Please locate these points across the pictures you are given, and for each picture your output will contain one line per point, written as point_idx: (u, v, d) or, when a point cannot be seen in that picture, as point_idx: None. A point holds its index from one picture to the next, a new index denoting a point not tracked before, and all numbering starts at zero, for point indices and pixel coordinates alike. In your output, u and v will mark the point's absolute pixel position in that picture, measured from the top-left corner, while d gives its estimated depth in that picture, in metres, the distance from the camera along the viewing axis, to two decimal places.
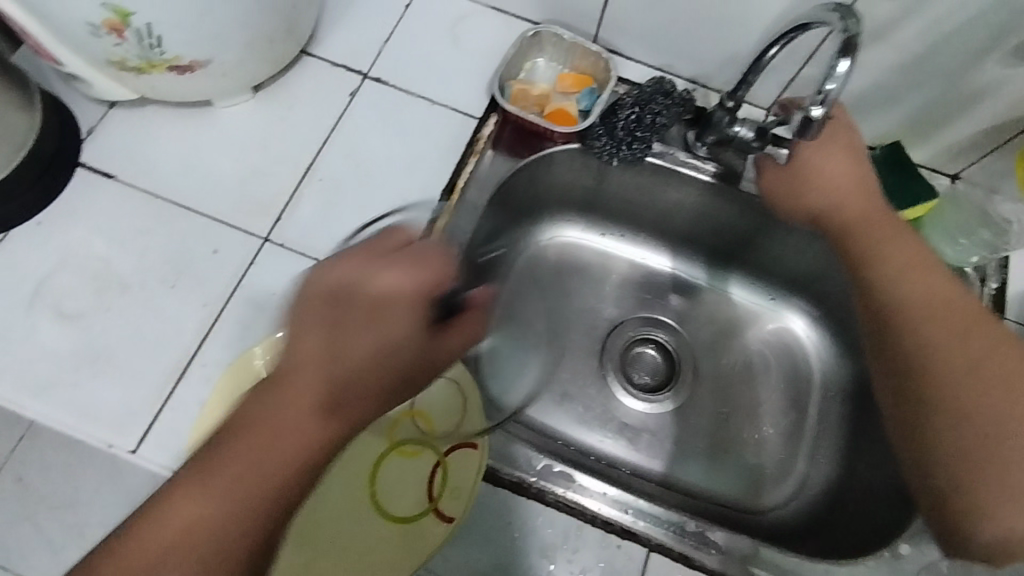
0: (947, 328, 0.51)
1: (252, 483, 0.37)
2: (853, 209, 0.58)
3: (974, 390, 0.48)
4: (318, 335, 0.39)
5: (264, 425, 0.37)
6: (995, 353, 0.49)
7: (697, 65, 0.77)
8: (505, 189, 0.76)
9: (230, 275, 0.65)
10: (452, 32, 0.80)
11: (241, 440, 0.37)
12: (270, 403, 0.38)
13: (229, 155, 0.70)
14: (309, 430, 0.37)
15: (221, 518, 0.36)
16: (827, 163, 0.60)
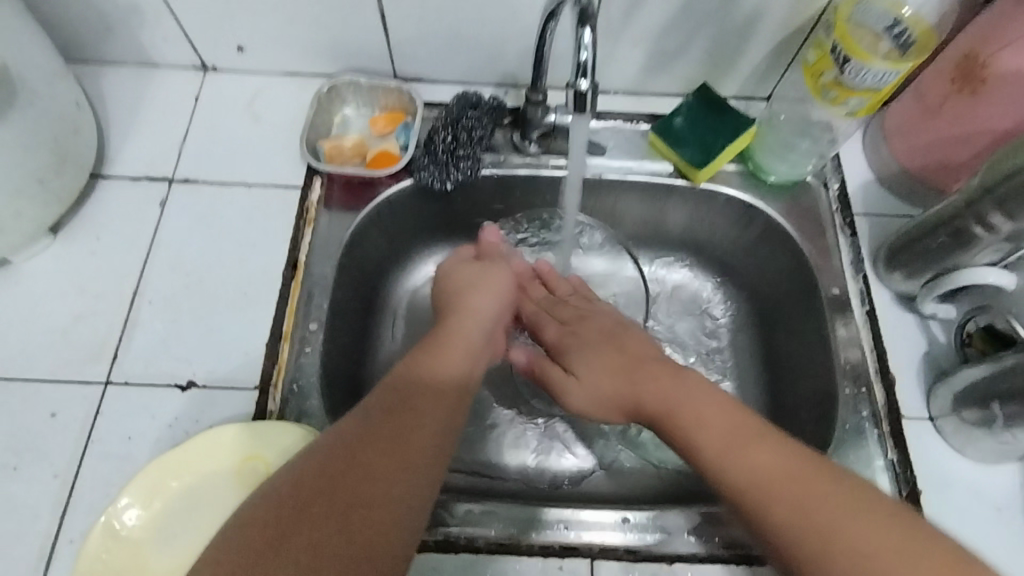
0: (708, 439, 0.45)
1: (290, 497, 0.40)
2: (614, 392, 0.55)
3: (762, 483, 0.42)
4: (399, 393, 0.48)
5: (349, 452, 0.43)
6: (767, 461, 0.42)
7: (497, 69, 0.77)
8: (353, 246, 0.73)
9: (76, 433, 0.60)
10: (251, 109, 0.77)
11: (321, 457, 0.43)
12: (366, 434, 0.44)
13: (45, 307, 0.66)
14: (374, 468, 0.42)
15: (261, 525, 0.38)
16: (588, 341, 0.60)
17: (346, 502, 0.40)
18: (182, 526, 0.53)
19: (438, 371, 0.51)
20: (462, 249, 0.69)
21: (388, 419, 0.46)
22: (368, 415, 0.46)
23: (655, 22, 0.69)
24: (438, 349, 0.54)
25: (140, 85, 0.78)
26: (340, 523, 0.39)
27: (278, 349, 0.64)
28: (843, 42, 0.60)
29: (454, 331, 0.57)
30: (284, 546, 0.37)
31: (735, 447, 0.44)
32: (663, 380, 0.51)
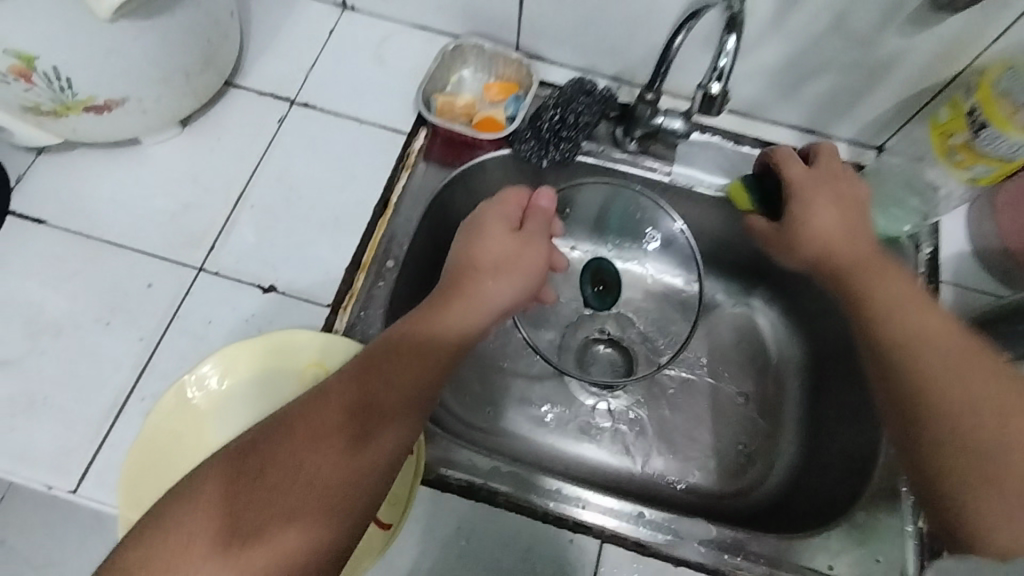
0: (927, 355, 0.55)
1: (300, 466, 0.46)
2: (850, 252, 0.63)
3: (953, 399, 0.53)
4: (387, 369, 0.51)
5: (351, 426, 0.48)
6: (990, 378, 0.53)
7: (616, 63, 0.79)
8: (440, 201, 0.76)
9: (164, 307, 0.65)
10: (378, 52, 0.81)
11: (323, 422, 0.48)
12: (366, 414, 0.49)
13: (161, 190, 0.72)
14: (375, 456, 0.48)
15: (280, 497, 0.45)
16: (825, 221, 0.64)
17: (343, 481, 0.47)
18: (241, 408, 0.58)
19: (434, 338, 0.54)
20: (508, 195, 0.63)
21: (381, 414, 0.49)
22: (363, 389, 0.50)
23: (787, 48, 0.69)
24: (447, 306, 0.56)
25: (285, 9, 0.83)
26: (322, 489, 0.46)
27: (355, 275, 0.69)
28: (984, 107, 0.58)
29: (468, 299, 0.57)
30: (286, 508, 0.45)
31: (967, 370, 0.54)
32: (887, 281, 0.60)
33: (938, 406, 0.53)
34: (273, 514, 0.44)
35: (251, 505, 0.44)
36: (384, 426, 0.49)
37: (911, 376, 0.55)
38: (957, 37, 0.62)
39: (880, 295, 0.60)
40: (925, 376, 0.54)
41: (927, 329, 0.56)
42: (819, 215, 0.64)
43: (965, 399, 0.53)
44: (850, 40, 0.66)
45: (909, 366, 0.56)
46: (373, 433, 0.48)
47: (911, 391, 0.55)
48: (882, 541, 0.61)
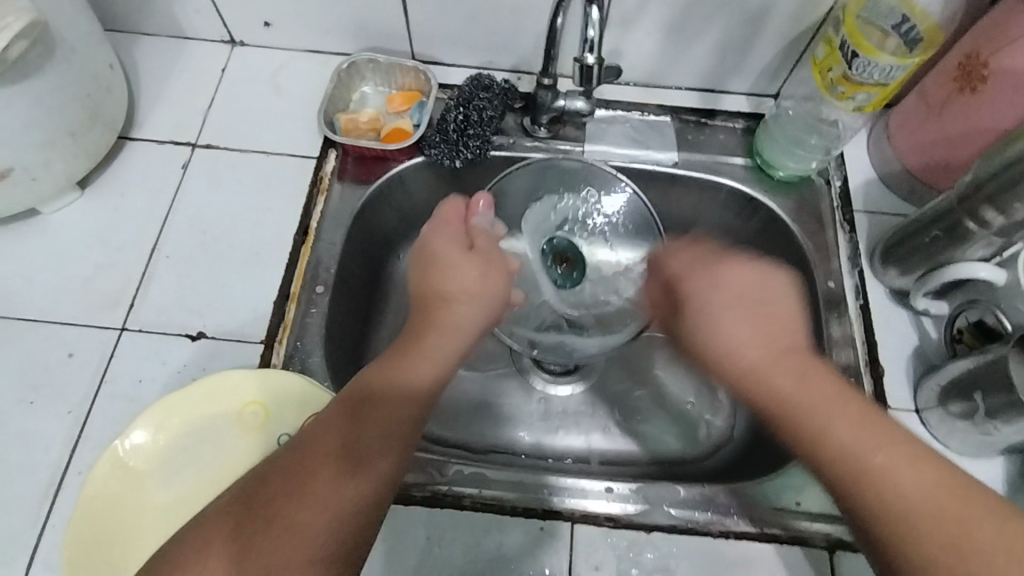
0: (886, 450, 0.40)
1: (303, 507, 0.41)
2: (765, 356, 0.47)
3: (933, 526, 0.36)
4: (373, 393, 0.48)
5: (355, 447, 0.45)
6: (933, 480, 0.38)
7: (512, 55, 0.80)
8: (362, 217, 0.75)
9: (90, 374, 0.63)
10: (274, 83, 0.80)
11: (318, 454, 0.44)
12: (361, 433, 0.45)
13: (68, 256, 0.69)
14: (372, 481, 0.44)
15: (282, 546, 0.39)
16: (739, 285, 0.51)
17: (348, 509, 0.42)
18: (182, 461, 0.56)
19: (400, 379, 0.50)
20: (451, 203, 0.65)
21: (376, 434, 0.46)
22: (352, 412, 0.47)
23: (667, 13, 0.71)
24: (421, 340, 0.55)
25: (173, 55, 0.81)
26: (320, 526, 0.41)
27: (286, 307, 0.67)
28: (853, 39, 0.60)
29: (421, 340, 0.54)
30: (282, 552, 0.39)
31: (909, 469, 0.38)
32: (780, 366, 0.46)
33: (851, 460, 0.40)
34: (266, 563, 0.39)
35: (257, 556, 0.39)
36: (379, 453, 0.45)
37: (793, 430, 0.43)
38: None
39: (773, 368, 0.46)
40: (817, 435, 0.42)
41: (808, 382, 0.44)
42: (721, 305, 0.50)
43: (866, 455, 0.40)
44: None
45: (855, 470, 0.40)
46: (367, 459, 0.44)
47: (868, 507, 0.38)
48: None
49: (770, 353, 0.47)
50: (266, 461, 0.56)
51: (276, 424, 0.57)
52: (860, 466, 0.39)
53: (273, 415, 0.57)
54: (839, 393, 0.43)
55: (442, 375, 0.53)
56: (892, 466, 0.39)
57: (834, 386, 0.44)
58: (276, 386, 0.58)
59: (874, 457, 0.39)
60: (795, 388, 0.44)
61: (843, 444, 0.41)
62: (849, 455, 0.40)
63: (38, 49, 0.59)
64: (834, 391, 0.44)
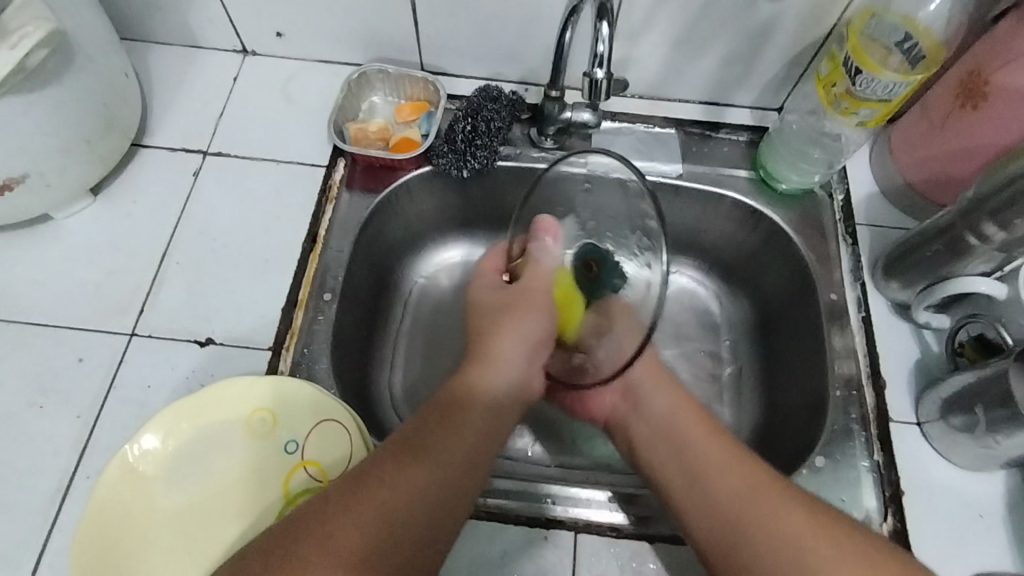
0: (805, 543, 0.46)
1: (365, 504, 0.44)
2: (701, 477, 0.54)
3: None
4: (445, 408, 0.54)
5: (422, 450, 0.49)
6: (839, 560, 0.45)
7: (519, 67, 0.81)
8: (371, 225, 0.76)
9: (100, 377, 0.64)
10: (285, 92, 0.82)
11: (391, 455, 0.48)
12: (430, 441, 0.50)
13: (80, 261, 0.70)
14: (423, 497, 0.47)
15: (345, 535, 0.42)
16: (660, 403, 0.61)
17: (405, 513, 0.45)
18: (191, 465, 0.56)
19: (474, 394, 0.56)
20: (495, 254, 0.68)
21: (443, 436, 0.51)
22: (425, 419, 0.52)
23: (674, 28, 0.72)
24: (478, 368, 0.59)
25: (185, 63, 0.83)
26: (366, 540, 0.42)
27: (293, 314, 0.68)
28: (857, 54, 0.61)
29: (492, 353, 0.60)
30: (343, 539, 0.42)
31: (816, 547, 0.46)
32: (697, 449, 0.56)
33: (758, 531, 0.48)
34: (316, 555, 0.40)
35: (314, 542, 0.41)
36: (440, 458, 0.49)
37: (707, 501, 0.52)
38: None
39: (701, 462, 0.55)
40: (733, 517, 0.50)
41: (714, 464, 0.54)
42: (653, 398, 0.62)
43: (770, 527, 0.48)
44: (728, 12, 0.70)
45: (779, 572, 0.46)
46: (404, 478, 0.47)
47: None
48: (843, 480, 0.63)
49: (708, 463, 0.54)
50: (274, 467, 0.57)
51: (283, 431, 0.58)
52: (762, 535, 0.48)
53: (281, 423, 0.58)
54: (743, 465, 0.53)
55: (502, 422, 0.58)
56: (788, 530, 0.47)
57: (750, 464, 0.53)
58: (285, 393, 0.58)
59: (802, 546, 0.46)
60: (716, 461, 0.54)
61: (761, 516, 0.49)
62: (766, 552, 0.47)
63: (56, 58, 0.60)
64: (740, 462, 0.53)
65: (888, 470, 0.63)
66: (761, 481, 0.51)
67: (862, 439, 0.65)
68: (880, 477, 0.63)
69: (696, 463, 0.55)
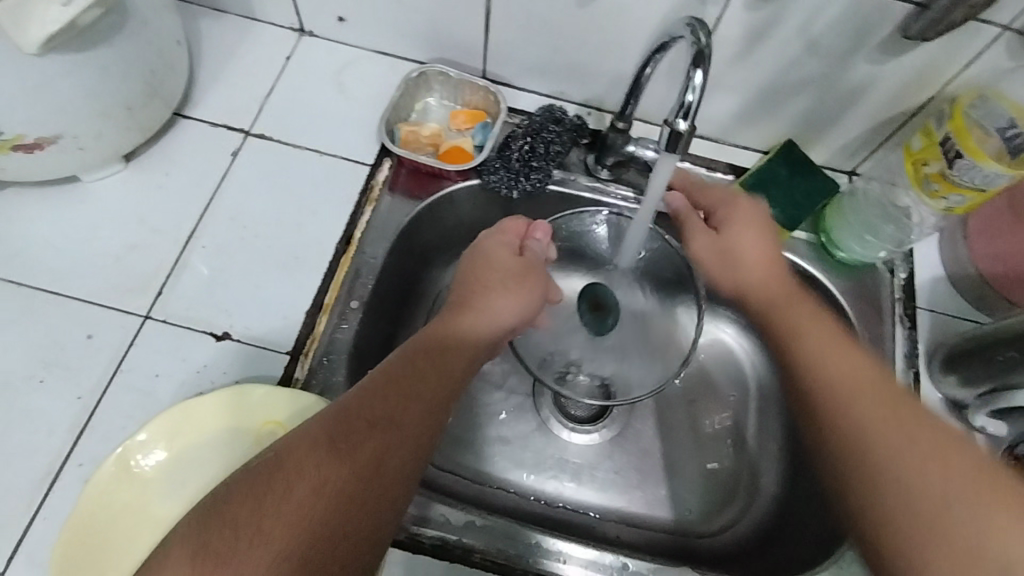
0: (896, 448, 0.41)
1: (316, 475, 0.42)
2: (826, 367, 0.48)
3: (957, 489, 0.37)
4: (403, 367, 0.50)
5: (377, 409, 0.46)
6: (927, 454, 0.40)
7: (585, 89, 0.77)
8: (408, 232, 0.73)
9: (106, 359, 0.60)
10: (339, 80, 0.78)
11: (340, 416, 0.45)
12: (389, 396, 0.47)
13: (101, 231, 0.66)
14: (375, 458, 0.44)
15: (298, 499, 0.40)
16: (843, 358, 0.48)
17: (357, 468, 0.43)
18: (191, 473, 0.53)
19: (441, 356, 0.52)
20: (511, 220, 0.65)
21: (398, 397, 0.47)
22: (387, 378, 0.48)
23: (759, 75, 0.68)
24: (453, 319, 0.56)
25: (239, 34, 0.79)
26: (308, 498, 0.41)
27: (316, 319, 0.64)
28: (961, 138, 0.57)
29: (476, 308, 0.57)
30: (288, 503, 0.40)
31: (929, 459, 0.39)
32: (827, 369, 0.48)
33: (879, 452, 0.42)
34: (259, 524, 0.39)
35: (266, 503, 0.40)
36: (396, 422, 0.46)
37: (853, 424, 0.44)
38: (925, 65, 0.62)
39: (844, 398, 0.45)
40: (852, 442, 0.43)
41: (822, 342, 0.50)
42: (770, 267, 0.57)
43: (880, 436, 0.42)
44: (821, 69, 0.65)
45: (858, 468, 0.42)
46: (345, 438, 0.44)
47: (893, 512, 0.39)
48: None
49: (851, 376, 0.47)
50: None
51: None
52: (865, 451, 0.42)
53: None
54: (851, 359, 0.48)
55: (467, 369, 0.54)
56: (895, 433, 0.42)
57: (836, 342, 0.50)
58: (298, 408, 0.54)
59: (886, 457, 0.41)
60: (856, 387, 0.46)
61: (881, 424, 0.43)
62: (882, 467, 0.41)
63: (109, 19, 0.56)
64: (874, 389, 0.45)
65: None
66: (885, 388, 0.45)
67: None
68: None
69: (814, 376, 0.48)
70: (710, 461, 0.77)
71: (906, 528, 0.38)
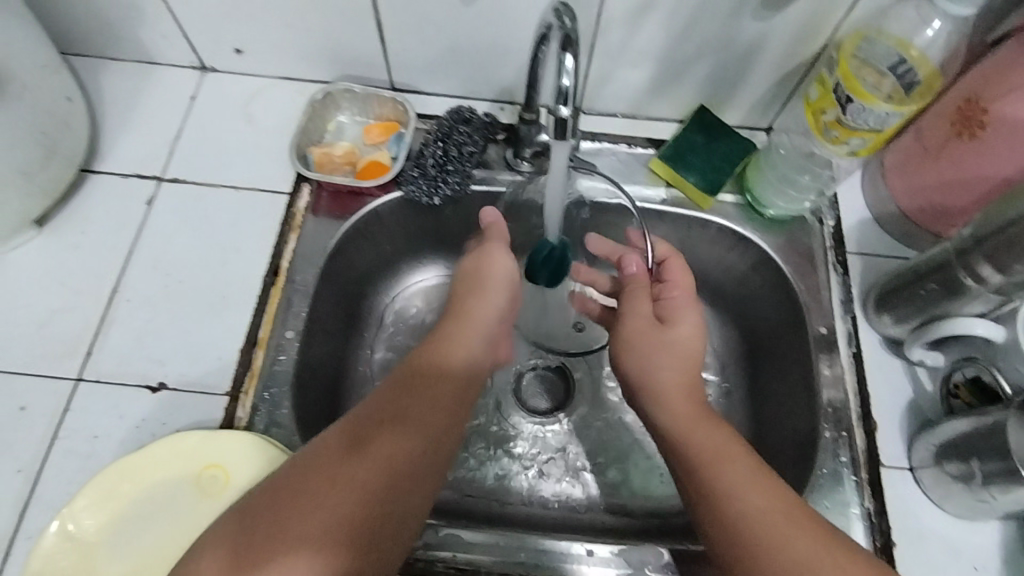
0: (755, 498, 0.44)
1: (339, 495, 0.42)
2: (682, 403, 0.52)
3: (790, 528, 0.43)
4: (416, 378, 0.52)
5: (414, 415, 0.49)
6: (774, 496, 0.45)
7: (494, 85, 0.76)
8: (338, 253, 0.72)
9: (42, 429, 0.60)
10: (247, 112, 0.77)
11: (368, 432, 0.46)
12: (415, 410, 0.49)
13: (22, 299, 0.66)
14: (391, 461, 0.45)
15: (319, 509, 0.41)
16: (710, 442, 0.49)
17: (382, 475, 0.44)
18: (136, 529, 0.53)
19: (451, 357, 0.55)
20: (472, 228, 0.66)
21: (421, 406, 0.50)
22: (406, 398, 0.50)
23: (655, 49, 0.68)
24: (458, 329, 0.58)
25: (139, 81, 0.78)
26: (334, 509, 0.41)
27: (253, 355, 0.64)
28: (848, 82, 0.57)
29: (471, 309, 0.60)
30: (305, 504, 0.41)
31: (792, 532, 0.43)
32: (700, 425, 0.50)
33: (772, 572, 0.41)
34: (281, 531, 0.40)
35: (288, 516, 0.40)
36: (425, 419, 0.49)
37: (722, 523, 0.44)
38: (811, 16, 0.62)
39: (702, 451, 0.48)
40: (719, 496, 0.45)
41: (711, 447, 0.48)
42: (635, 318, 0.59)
43: (744, 493, 0.45)
44: (713, 33, 0.66)
45: (717, 510, 0.45)
46: (365, 451, 0.45)
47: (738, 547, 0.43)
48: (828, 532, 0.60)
49: (711, 441, 0.49)
50: None
51: (235, 490, 0.54)
52: (725, 489, 0.45)
53: (233, 480, 0.54)
54: (729, 447, 0.48)
55: (472, 365, 0.57)
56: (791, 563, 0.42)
57: (723, 435, 0.49)
58: (236, 449, 0.54)
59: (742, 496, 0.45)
60: (759, 513, 0.44)
61: (754, 506, 0.44)
62: (727, 506, 0.45)
63: None
64: (738, 456, 0.47)
65: (878, 518, 0.60)
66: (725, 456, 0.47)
67: (851, 484, 0.62)
68: (871, 526, 0.60)
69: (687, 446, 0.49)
70: None
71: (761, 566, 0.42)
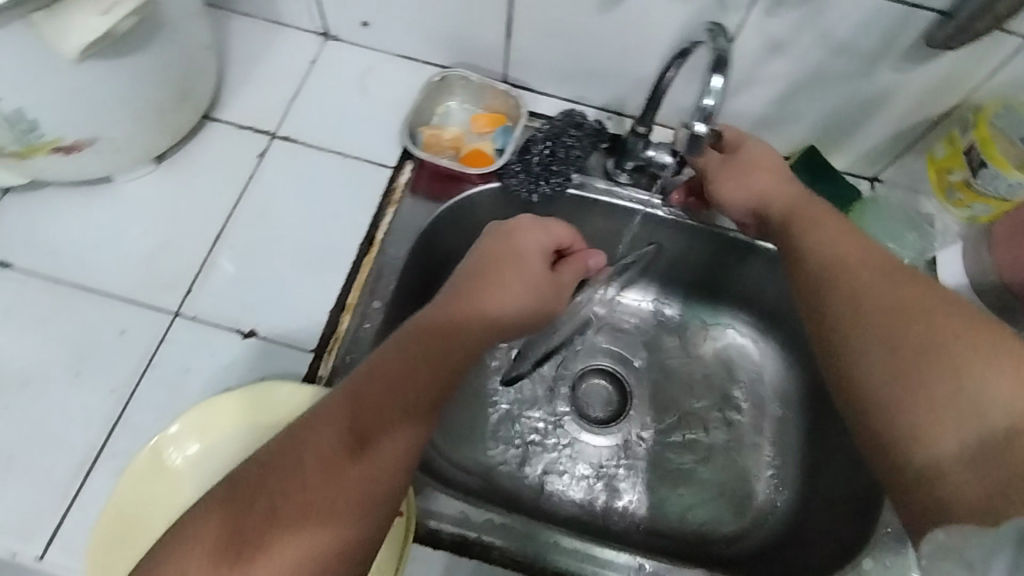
0: (931, 344, 0.45)
1: (344, 480, 0.42)
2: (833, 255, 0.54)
3: (966, 365, 0.44)
4: (419, 353, 0.48)
5: (395, 405, 0.45)
6: (956, 334, 0.46)
7: (606, 93, 0.77)
8: (430, 234, 0.73)
9: (138, 354, 0.62)
10: (362, 84, 0.79)
11: (361, 412, 0.44)
12: (403, 398, 0.45)
13: (132, 228, 0.69)
14: (397, 456, 0.44)
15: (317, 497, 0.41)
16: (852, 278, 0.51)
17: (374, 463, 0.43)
18: (218, 467, 0.55)
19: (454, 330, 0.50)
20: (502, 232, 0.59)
21: (393, 416, 0.45)
22: (401, 378, 0.46)
23: (779, 83, 0.68)
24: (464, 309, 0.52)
25: (265, 39, 0.81)
26: (333, 495, 0.41)
27: (339, 319, 0.66)
28: (983, 147, 0.62)
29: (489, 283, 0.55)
30: (300, 487, 0.41)
31: (945, 367, 0.44)
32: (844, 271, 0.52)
33: (933, 438, 0.42)
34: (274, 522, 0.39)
35: (274, 495, 0.40)
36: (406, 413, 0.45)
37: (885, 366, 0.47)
38: (950, 73, 0.62)
39: (857, 285, 0.51)
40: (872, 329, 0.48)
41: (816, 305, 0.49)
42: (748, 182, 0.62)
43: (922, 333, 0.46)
44: (843, 75, 0.65)
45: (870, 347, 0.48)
46: (372, 438, 0.43)
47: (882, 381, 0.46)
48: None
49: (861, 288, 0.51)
50: None
51: None
52: (881, 338, 0.48)
53: None
54: (896, 290, 0.50)
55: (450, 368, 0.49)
56: (998, 403, 0.42)
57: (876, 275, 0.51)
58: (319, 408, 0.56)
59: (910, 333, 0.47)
60: (906, 346, 0.46)
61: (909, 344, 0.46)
62: (878, 350, 0.47)
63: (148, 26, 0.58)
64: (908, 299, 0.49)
65: None
66: (916, 298, 0.48)
67: None
68: None
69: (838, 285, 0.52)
70: (730, 458, 0.75)
71: (907, 421, 0.44)
